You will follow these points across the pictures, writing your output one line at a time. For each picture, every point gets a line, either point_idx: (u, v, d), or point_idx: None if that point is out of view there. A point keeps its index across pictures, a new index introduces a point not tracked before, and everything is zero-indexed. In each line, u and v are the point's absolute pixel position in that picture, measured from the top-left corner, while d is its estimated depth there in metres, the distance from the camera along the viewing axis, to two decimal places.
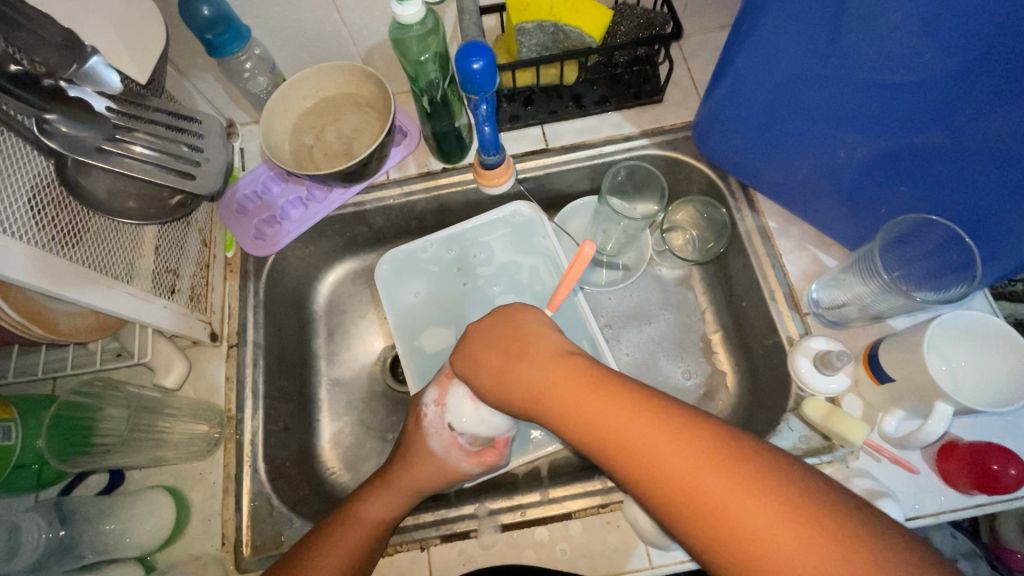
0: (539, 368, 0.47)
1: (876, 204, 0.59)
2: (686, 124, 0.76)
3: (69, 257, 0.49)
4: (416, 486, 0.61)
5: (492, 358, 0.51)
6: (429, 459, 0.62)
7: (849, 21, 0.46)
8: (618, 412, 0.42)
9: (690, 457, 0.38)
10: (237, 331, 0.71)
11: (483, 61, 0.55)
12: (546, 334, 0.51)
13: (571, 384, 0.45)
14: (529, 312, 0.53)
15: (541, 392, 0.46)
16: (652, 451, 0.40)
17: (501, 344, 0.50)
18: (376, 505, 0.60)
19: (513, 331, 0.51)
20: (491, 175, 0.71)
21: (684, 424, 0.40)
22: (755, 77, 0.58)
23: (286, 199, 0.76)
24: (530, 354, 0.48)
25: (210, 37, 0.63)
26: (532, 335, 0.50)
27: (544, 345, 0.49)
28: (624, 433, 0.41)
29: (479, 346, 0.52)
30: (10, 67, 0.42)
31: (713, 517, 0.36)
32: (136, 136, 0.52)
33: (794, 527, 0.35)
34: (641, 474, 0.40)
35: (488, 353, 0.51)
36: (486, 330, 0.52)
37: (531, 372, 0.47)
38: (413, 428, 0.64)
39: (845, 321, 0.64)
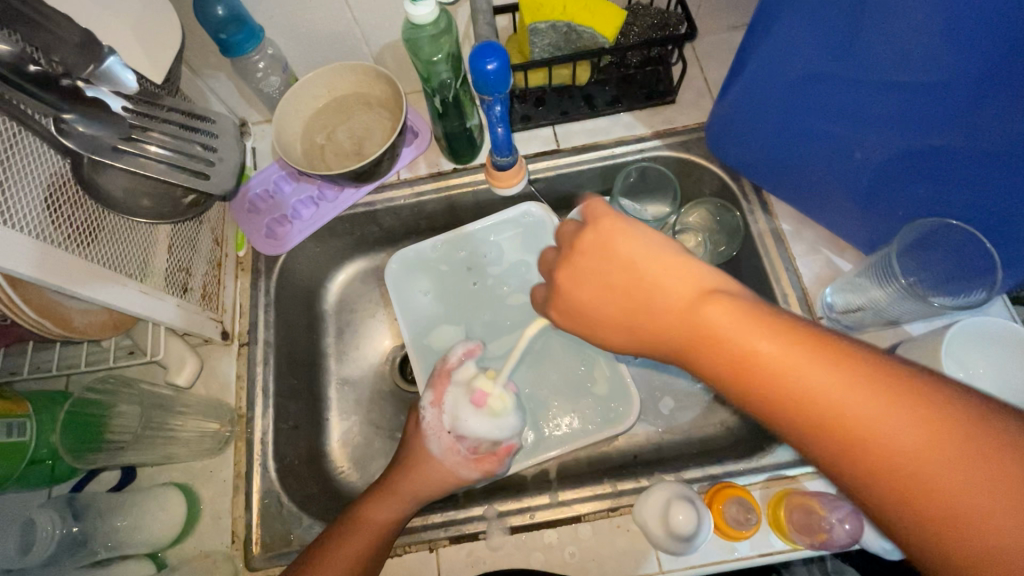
0: (661, 297, 0.40)
1: (894, 207, 0.58)
2: (698, 125, 0.75)
3: (82, 255, 0.50)
4: (415, 491, 0.61)
5: (598, 289, 0.43)
6: (432, 460, 0.62)
7: (870, 21, 0.45)
8: (786, 351, 0.35)
9: (859, 390, 0.32)
10: (248, 329, 0.71)
11: (497, 62, 0.55)
12: (666, 258, 0.41)
13: (706, 312, 0.38)
14: (636, 225, 0.43)
15: (661, 324, 0.40)
16: (808, 383, 0.34)
17: (612, 268, 0.42)
18: (380, 510, 0.59)
19: (632, 261, 0.42)
20: (502, 175, 0.71)
21: (845, 350, 0.34)
22: (771, 77, 0.57)
23: (297, 198, 0.76)
24: (649, 282, 0.41)
25: (223, 37, 0.63)
26: (659, 266, 0.41)
27: (665, 271, 0.41)
28: (772, 365, 0.35)
29: (581, 274, 0.44)
30: (31, 67, 0.41)
31: (881, 459, 0.31)
32: (151, 136, 0.52)
33: (982, 469, 0.29)
34: (791, 409, 0.34)
35: (597, 281, 0.43)
36: (589, 252, 0.44)
37: (651, 301, 0.41)
38: (413, 433, 0.65)
39: (860, 326, 0.64)
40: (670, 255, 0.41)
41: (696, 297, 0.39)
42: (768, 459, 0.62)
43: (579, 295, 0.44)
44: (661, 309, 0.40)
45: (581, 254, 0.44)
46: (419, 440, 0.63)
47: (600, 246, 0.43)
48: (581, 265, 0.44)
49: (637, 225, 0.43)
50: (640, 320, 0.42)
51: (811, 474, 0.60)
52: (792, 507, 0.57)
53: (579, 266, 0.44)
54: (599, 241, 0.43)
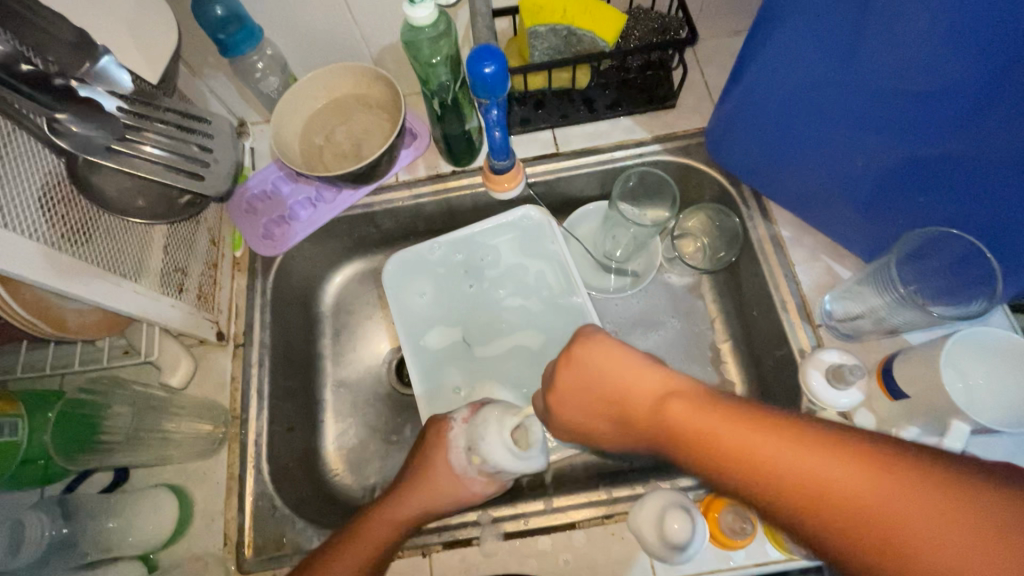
0: (637, 401, 0.42)
1: (895, 215, 0.57)
2: (698, 130, 0.75)
3: (77, 255, 0.49)
4: (430, 501, 0.59)
5: (579, 396, 0.45)
6: (449, 477, 0.60)
7: (871, 27, 0.45)
8: (744, 433, 0.36)
9: (838, 469, 0.33)
10: (244, 331, 0.71)
11: (495, 65, 0.54)
12: (627, 360, 0.43)
13: (678, 414, 0.39)
14: (597, 331, 0.45)
15: (637, 424, 0.42)
16: (791, 472, 0.34)
17: (586, 378, 0.44)
18: (392, 516, 0.58)
19: (591, 372, 0.44)
20: (499, 179, 0.71)
21: (791, 426, 0.36)
22: (772, 83, 0.57)
23: (295, 199, 0.76)
24: (621, 389, 0.42)
25: (222, 37, 0.62)
26: (619, 371, 0.43)
27: (630, 371, 0.43)
28: (753, 459, 0.35)
29: (562, 384, 0.45)
30: (23, 66, 0.43)
31: (858, 528, 0.31)
32: (146, 136, 0.52)
33: (937, 519, 0.29)
34: (765, 494, 0.35)
35: (572, 388, 0.45)
36: (563, 369, 0.45)
37: (628, 405, 0.42)
38: (438, 450, 0.61)
39: (859, 334, 0.63)
40: (637, 358, 0.43)
41: (657, 397, 0.41)
42: None
43: (561, 403, 0.46)
44: (640, 416, 0.42)
45: (556, 366, 0.46)
46: (441, 458, 0.60)
47: (568, 363, 0.44)
48: (557, 378, 0.45)
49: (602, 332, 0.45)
50: (620, 420, 0.43)
51: None
52: None
53: (556, 378, 0.45)
54: (567, 359, 0.45)
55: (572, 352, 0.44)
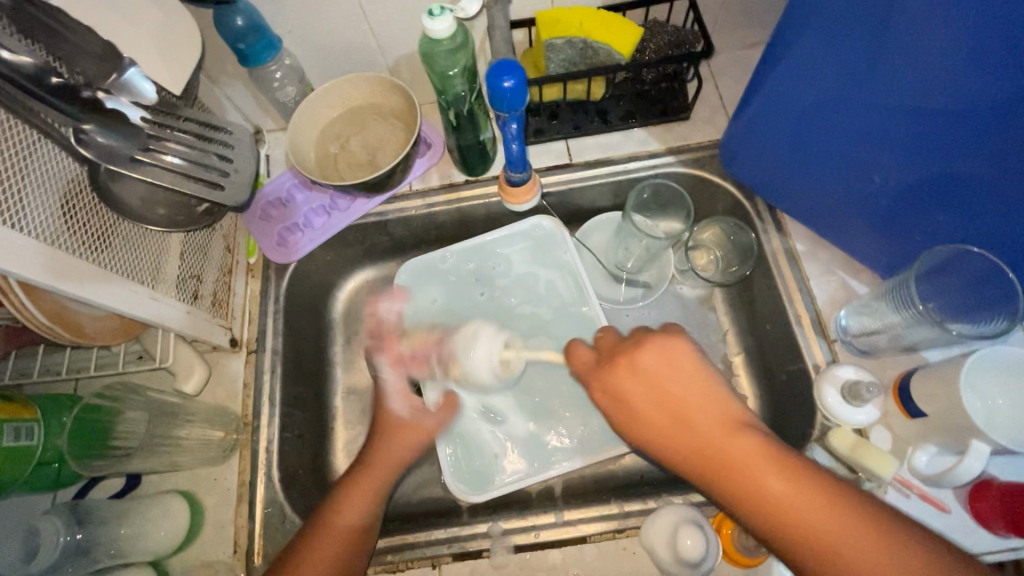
0: (703, 413, 0.47)
1: (913, 232, 0.57)
2: (713, 142, 0.75)
3: (96, 262, 0.50)
4: (392, 464, 0.64)
5: (649, 387, 0.49)
6: (399, 418, 0.66)
7: (891, 45, 0.45)
8: (796, 487, 0.42)
9: (853, 529, 0.40)
10: (257, 337, 0.71)
11: (514, 80, 0.55)
12: (710, 386, 0.48)
13: (739, 439, 0.45)
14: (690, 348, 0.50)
15: (697, 441, 0.46)
16: (809, 518, 0.41)
17: (665, 372, 0.49)
18: (349, 509, 0.59)
19: (676, 382, 0.48)
20: (514, 192, 0.71)
21: (840, 493, 0.42)
22: (788, 98, 0.57)
23: (309, 207, 0.77)
24: (693, 398, 0.47)
25: (242, 47, 0.64)
26: (702, 393, 0.48)
27: (707, 397, 0.48)
28: (785, 500, 0.42)
29: (638, 367, 0.49)
30: (52, 79, 0.44)
31: None
32: (167, 146, 0.53)
33: None
34: (796, 540, 0.41)
35: (651, 379, 0.49)
36: (651, 358, 0.49)
37: (690, 412, 0.47)
38: (387, 402, 0.68)
39: (875, 350, 0.63)
40: (710, 379, 0.49)
41: (731, 427, 0.46)
42: None
43: (625, 389, 0.49)
44: (698, 429, 0.46)
45: (646, 350, 0.50)
46: (391, 405, 0.67)
47: (663, 351, 0.49)
48: (638, 363, 0.49)
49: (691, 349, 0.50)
50: (678, 431, 0.47)
51: None
52: None
53: (639, 362, 0.49)
54: (657, 350, 0.49)
55: (661, 346, 0.49)
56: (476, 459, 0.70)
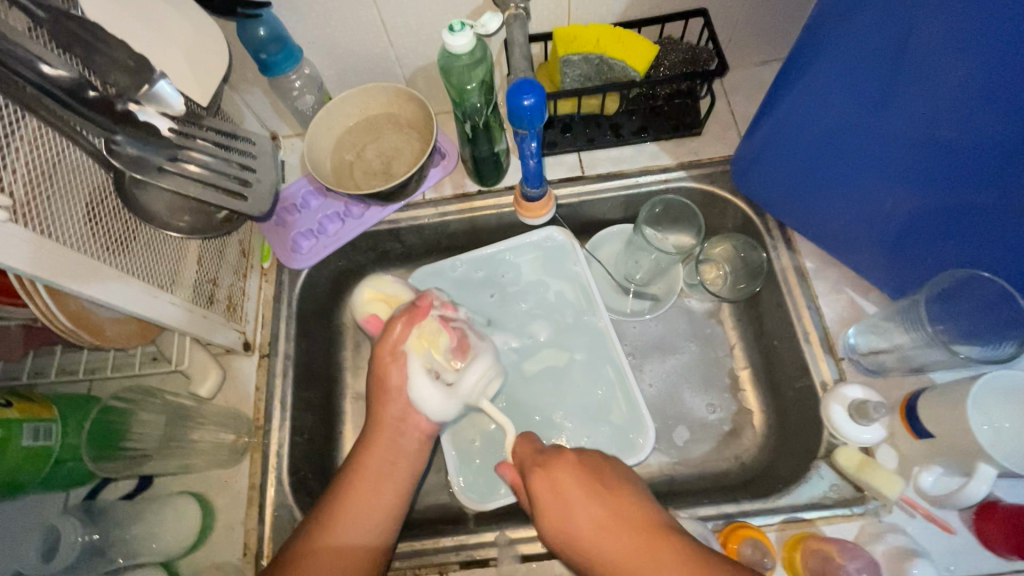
0: (616, 522, 0.52)
1: (922, 256, 0.58)
2: (724, 158, 0.76)
3: (118, 266, 0.51)
4: (382, 466, 0.60)
5: (571, 507, 0.53)
6: (398, 380, 0.62)
7: (905, 78, 0.46)
8: None
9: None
10: (269, 341, 0.72)
11: (535, 98, 0.56)
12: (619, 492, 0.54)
13: (650, 546, 0.49)
14: (600, 469, 0.56)
15: (607, 558, 0.50)
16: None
17: (576, 482, 0.55)
18: (345, 524, 0.56)
19: (581, 493, 0.54)
20: (531, 207, 0.72)
21: None
22: (801, 122, 0.58)
23: (324, 214, 0.78)
24: (595, 520, 0.52)
25: (263, 57, 0.65)
26: (610, 495, 0.54)
27: (611, 514, 0.52)
28: None
29: (559, 479, 0.56)
30: (89, 92, 0.45)
31: None
32: (192, 155, 0.55)
33: None
34: None
35: (564, 505, 0.54)
36: (575, 474, 0.56)
37: (594, 548, 0.51)
38: (387, 356, 0.63)
39: (882, 369, 0.63)
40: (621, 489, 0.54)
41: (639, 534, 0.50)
42: (785, 501, 0.61)
43: (555, 511, 0.54)
44: (602, 547, 0.51)
45: (555, 473, 0.56)
46: (394, 367, 0.62)
47: (564, 484, 0.55)
48: (560, 472, 0.56)
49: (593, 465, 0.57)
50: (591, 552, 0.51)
51: (828, 519, 0.59)
52: (809, 552, 0.56)
53: (558, 472, 0.56)
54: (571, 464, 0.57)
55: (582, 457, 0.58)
56: (475, 458, 0.72)
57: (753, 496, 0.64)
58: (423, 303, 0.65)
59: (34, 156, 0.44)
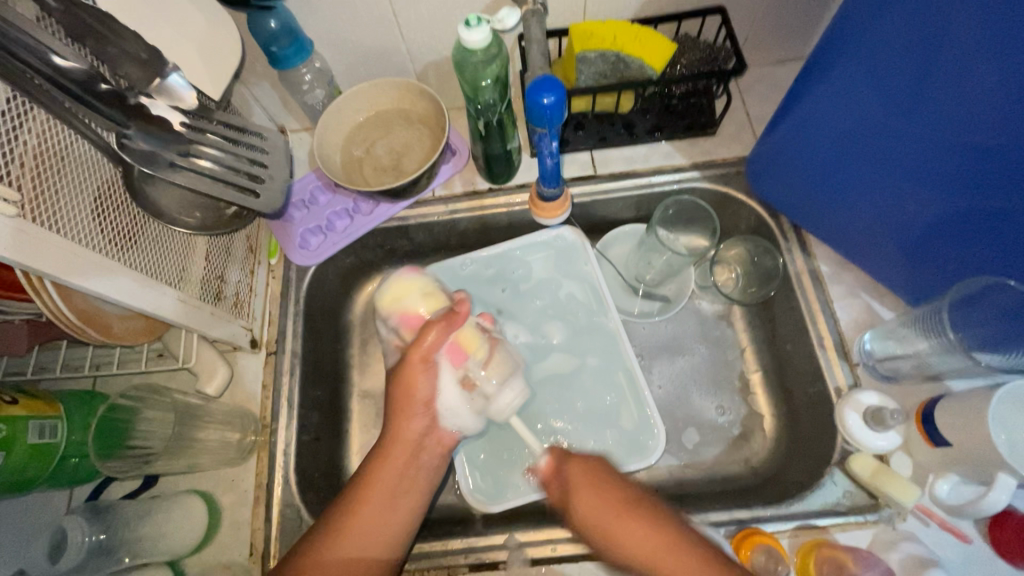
0: (626, 506, 0.51)
1: (943, 262, 0.57)
2: (739, 158, 0.75)
3: (127, 263, 0.50)
4: (398, 476, 0.59)
5: (599, 498, 0.53)
6: (426, 391, 0.59)
7: (937, 80, 0.45)
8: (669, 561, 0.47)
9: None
10: (276, 338, 0.72)
11: (554, 97, 0.55)
12: (643, 505, 0.52)
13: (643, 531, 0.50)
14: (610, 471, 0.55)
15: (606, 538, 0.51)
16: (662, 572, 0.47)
17: (607, 484, 0.53)
18: (356, 531, 0.55)
19: (590, 477, 0.54)
20: (545, 206, 0.71)
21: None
22: (823, 124, 0.56)
23: (333, 210, 0.76)
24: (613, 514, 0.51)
25: (274, 50, 0.63)
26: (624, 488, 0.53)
27: (615, 505, 0.52)
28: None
29: (587, 478, 0.54)
30: (101, 84, 0.45)
31: None
32: (203, 150, 0.53)
33: None
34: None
35: (581, 501, 0.53)
36: (600, 472, 0.54)
37: (599, 521, 0.51)
38: (418, 365, 0.58)
39: (897, 376, 0.63)
40: (644, 500, 0.52)
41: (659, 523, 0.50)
42: (798, 507, 0.61)
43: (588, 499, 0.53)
44: (599, 520, 0.52)
45: (577, 466, 0.55)
46: (424, 377, 0.58)
47: (586, 478, 0.54)
48: (585, 481, 0.54)
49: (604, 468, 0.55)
50: (609, 544, 0.51)
51: (841, 526, 0.59)
52: (822, 560, 0.56)
53: (593, 473, 0.55)
54: (607, 466, 0.55)
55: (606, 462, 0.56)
56: (480, 454, 0.71)
57: (765, 501, 0.63)
58: (460, 309, 0.59)
59: (43, 148, 0.43)
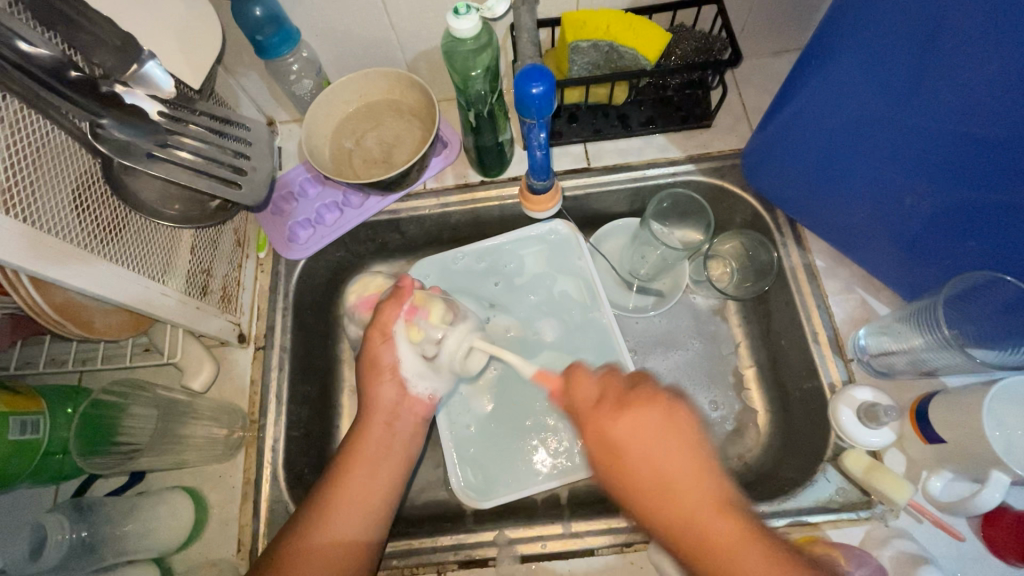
0: (674, 443, 0.45)
1: (942, 257, 0.56)
2: (734, 151, 0.74)
3: (107, 257, 0.49)
4: (378, 462, 0.58)
5: (640, 448, 0.45)
6: (389, 359, 0.58)
7: (936, 70, 0.44)
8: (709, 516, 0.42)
9: (763, 572, 0.40)
10: (265, 333, 0.71)
11: (543, 86, 0.54)
12: (693, 449, 0.45)
13: (702, 490, 0.43)
14: (676, 402, 0.47)
15: (637, 473, 0.45)
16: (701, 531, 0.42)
17: (660, 434, 0.45)
18: (345, 520, 0.54)
19: (643, 411, 0.46)
20: (536, 200, 0.69)
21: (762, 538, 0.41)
22: (818, 115, 0.55)
23: (322, 203, 0.75)
24: (665, 458, 0.44)
25: (259, 38, 0.62)
26: (681, 428, 0.46)
27: (672, 454, 0.45)
28: (723, 548, 0.41)
29: (632, 425, 0.46)
30: (70, 72, 0.43)
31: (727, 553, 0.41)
32: (183, 142, 0.53)
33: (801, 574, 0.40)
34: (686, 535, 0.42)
35: (624, 444, 0.46)
36: (655, 415, 0.46)
37: (654, 468, 0.44)
38: (377, 337, 0.58)
39: (892, 371, 0.62)
40: (698, 444, 0.45)
41: (710, 481, 0.44)
42: (790, 504, 0.60)
43: (620, 447, 0.46)
44: (638, 465, 0.45)
45: (634, 405, 0.46)
46: (383, 347, 0.58)
47: (634, 411, 0.46)
48: (626, 420, 0.46)
49: (662, 401, 0.47)
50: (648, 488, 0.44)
51: (834, 523, 0.58)
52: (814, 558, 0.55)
53: (643, 416, 0.46)
54: (667, 412, 0.46)
55: (672, 411, 0.46)
56: (470, 449, 0.70)
57: (757, 498, 0.62)
58: (404, 282, 0.60)
59: (16, 139, 0.42)
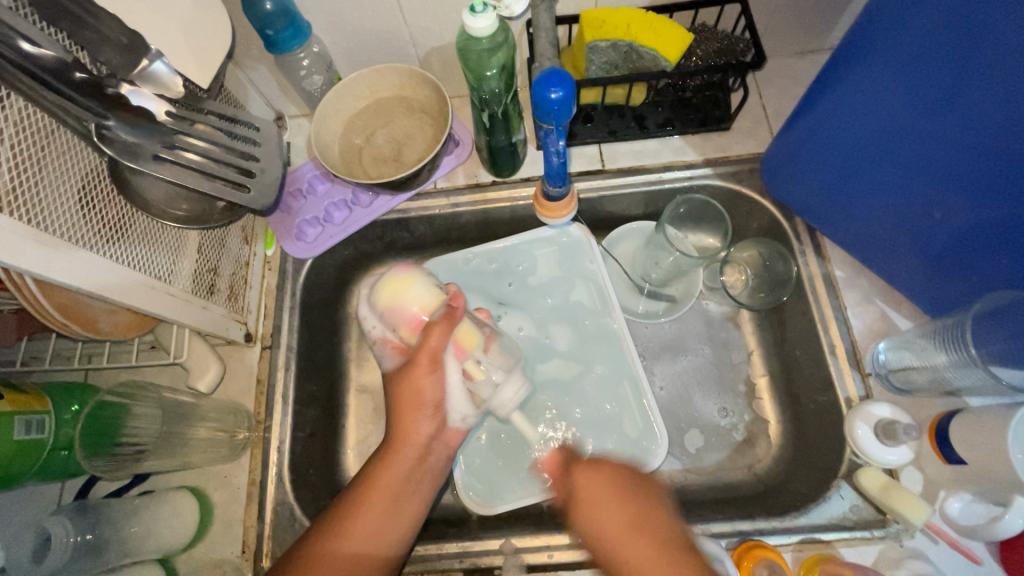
0: (625, 506, 0.47)
1: (969, 273, 0.54)
2: (753, 155, 0.72)
3: (112, 257, 0.48)
4: (389, 474, 0.57)
5: (608, 509, 0.47)
6: (435, 394, 0.57)
7: (976, 80, 0.42)
8: (628, 539, 0.45)
9: None
10: (271, 332, 0.70)
11: (563, 91, 0.52)
12: (661, 514, 0.47)
13: (615, 516, 0.47)
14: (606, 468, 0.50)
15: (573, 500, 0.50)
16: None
17: (617, 497, 0.48)
18: (356, 529, 0.54)
19: (601, 481, 0.49)
20: (551, 206, 0.68)
21: None
22: (846, 123, 0.53)
23: (330, 201, 0.74)
24: (600, 505, 0.48)
25: (269, 33, 0.61)
26: (648, 483, 0.49)
27: (603, 497, 0.48)
28: None
29: (600, 483, 0.49)
30: (75, 73, 0.43)
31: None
32: (189, 142, 0.53)
33: None
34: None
35: (578, 499, 0.49)
36: (610, 481, 0.49)
37: (591, 509, 0.48)
38: (424, 367, 0.55)
39: (912, 388, 0.61)
40: (652, 504, 0.47)
41: (649, 521, 0.46)
42: (802, 520, 0.59)
43: (593, 503, 0.48)
44: (584, 507, 0.48)
45: (590, 470, 0.50)
46: (431, 380, 0.56)
47: (589, 478, 0.49)
48: (595, 483, 0.49)
49: (616, 470, 0.50)
50: (588, 526, 0.48)
51: (847, 541, 0.57)
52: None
53: (604, 474, 0.49)
54: (618, 475, 0.49)
55: (596, 469, 0.50)
56: (477, 459, 0.70)
57: (768, 514, 0.61)
58: (457, 305, 0.56)
59: (21, 137, 0.41)
